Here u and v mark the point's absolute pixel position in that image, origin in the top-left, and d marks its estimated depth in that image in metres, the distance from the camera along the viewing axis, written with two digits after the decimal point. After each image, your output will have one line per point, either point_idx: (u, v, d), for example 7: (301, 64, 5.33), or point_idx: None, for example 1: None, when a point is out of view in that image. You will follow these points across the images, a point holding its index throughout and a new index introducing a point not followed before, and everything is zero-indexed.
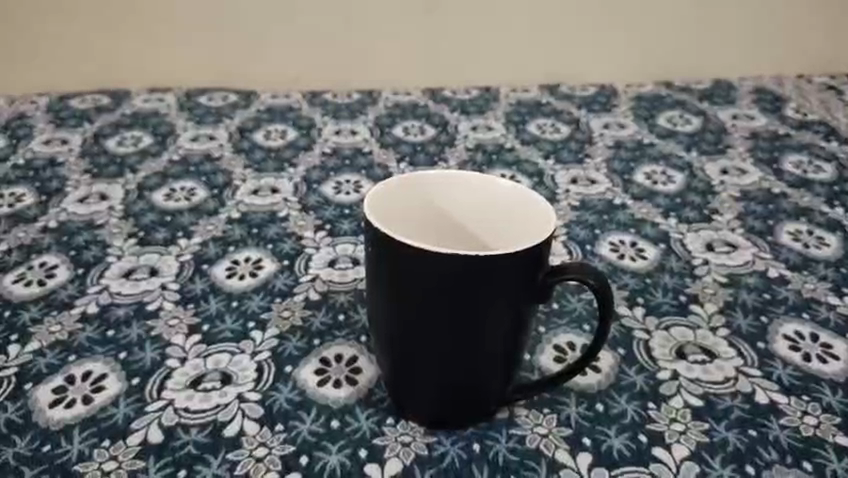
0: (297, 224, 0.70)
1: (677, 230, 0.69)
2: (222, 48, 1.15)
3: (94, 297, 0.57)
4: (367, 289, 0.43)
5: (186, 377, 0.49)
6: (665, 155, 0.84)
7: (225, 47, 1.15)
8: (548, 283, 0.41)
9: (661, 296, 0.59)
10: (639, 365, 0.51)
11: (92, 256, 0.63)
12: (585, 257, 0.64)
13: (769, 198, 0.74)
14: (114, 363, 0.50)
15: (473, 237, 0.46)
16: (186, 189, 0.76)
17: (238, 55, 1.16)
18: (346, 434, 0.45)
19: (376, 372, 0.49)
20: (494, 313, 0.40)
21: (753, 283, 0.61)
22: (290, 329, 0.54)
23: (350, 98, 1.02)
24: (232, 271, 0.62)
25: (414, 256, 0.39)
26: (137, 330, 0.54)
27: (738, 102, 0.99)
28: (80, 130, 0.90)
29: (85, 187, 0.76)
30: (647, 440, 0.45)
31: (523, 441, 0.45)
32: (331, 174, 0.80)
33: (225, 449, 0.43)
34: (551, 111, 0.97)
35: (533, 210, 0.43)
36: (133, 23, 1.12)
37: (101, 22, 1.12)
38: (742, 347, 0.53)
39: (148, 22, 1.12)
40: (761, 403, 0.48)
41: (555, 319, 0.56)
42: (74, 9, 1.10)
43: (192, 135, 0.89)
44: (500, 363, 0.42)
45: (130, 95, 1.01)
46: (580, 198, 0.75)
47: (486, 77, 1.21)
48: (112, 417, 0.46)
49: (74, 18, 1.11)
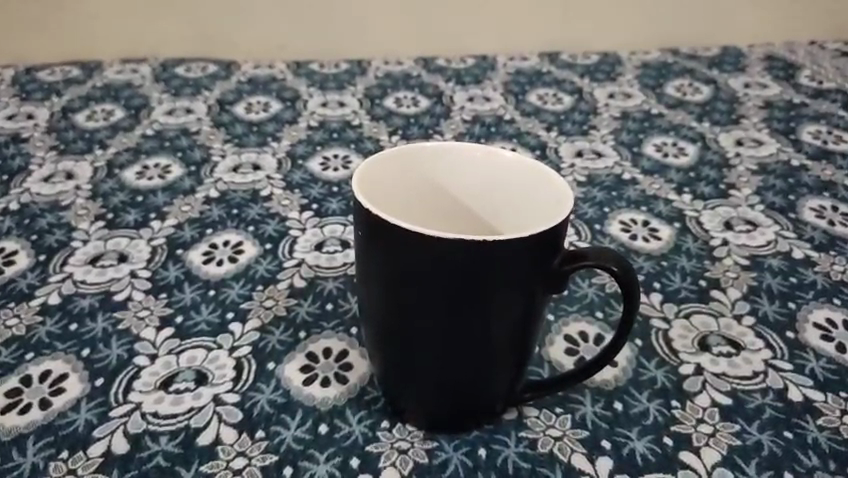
0: (282, 204, 0.64)
1: (692, 207, 0.64)
2: (213, 35, 1.10)
3: (56, 287, 0.52)
4: (358, 276, 0.38)
5: (157, 377, 0.44)
6: (675, 126, 0.79)
7: (215, 33, 1.09)
8: (563, 271, 0.35)
9: (679, 281, 0.54)
10: (658, 358, 0.46)
11: (55, 241, 0.57)
12: (594, 238, 0.59)
13: (789, 172, 0.69)
14: (76, 361, 0.45)
15: (479, 219, 0.41)
16: (160, 166, 0.70)
17: (228, 37, 1.10)
18: (336, 440, 0.40)
19: (369, 369, 0.44)
20: (502, 304, 0.35)
21: (778, 266, 0.56)
22: (273, 321, 0.49)
23: (338, 68, 0.96)
24: (209, 257, 0.56)
25: (411, 238, 0.33)
26: (103, 324, 0.48)
27: (749, 70, 0.94)
28: (48, 104, 0.83)
29: (51, 165, 0.70)
30: (672, 443, 0.40)
31: (534, 446, 0.40)
32: (318, 148, 0.74)
33: (198, 460, 0.38)
34: (552, 80, 0.91)
35: (547, 187, 0.38)
36: (121, 13, 1.07)
37: (93, 16, 1.07)
38: (770, 338, 0.48)
39: (140, 11, 1.07)
40: (795, 401, 0.43)
41: (564, 306, 0.51)
42: (66, 6, 1.06)
43: (168, 108, 0.83)
44: (508, 360, 0.37)
45: (102, 67, 0.95)
46: (586, 173, 0.69)
47: (484, 46, 1.15)
48: (72, 424, 0.41)
49: (66, 14, 1.06)
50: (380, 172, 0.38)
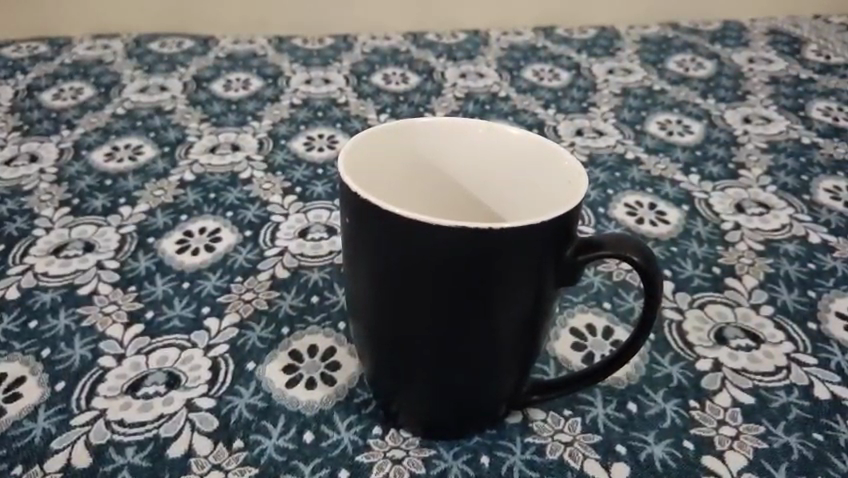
0: (262, 187, 0.60)
1: (701, 188, 0.60)
2: (192, 8, 1.05)
3: (15, 280, 0.47)
4: (346, 269, 0.34)
5: (124, 380, 0.40)
6: (679, 103, 0.75)
7: (194, 7, 1.05)
8: (575, 263, 0.31)
9: (690, 269, 0.50)
10: (672, 353, 0.42)
11: (15, 229, 0.53)
12: (598, 222, 0.55)
13: (800, 150, 0.66)
14: (34, 363, 0.41)
15: (479, 205, 0.37)
16: (131, 147, 0.65)
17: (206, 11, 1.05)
18: (324, 449, 0.36)
19: (359, 369, 0.40)
20: (508, 300, 0.31)
21: (794, 251, 0.52)
22: (253, 316, 0.45)
23: (322, 44, 0.91)
24: (183, 246, 0.52)
25: (405, 228, 0.29)
26: (66, 321, 0.44)
27: (752, 44, 0.90)
28: (11, 81, 0.78)
29: (13, 147, 0.64)
30: (693, 447, 0.36)
31: (542, 452, 0.36)
32: (302, 128, 0.70)
33: (168, 475, 0.34)
34: (548, 56, 0.87)
35: (558, 169, 0.34)
36: None
37: None
38: (791, 330, 0.45)
39: None
40: (823, 400, 0.40)
41: (569, 297, 0.47)
42: None
43: (140, 86, 0.78)
44: (513, 362, 0.33)
45: (71, 43, 0.89)
46: (587, 153, 0.65)
47: (477, 17, 1.09)
48: (28, 434, 0.36)
49: None
50: (370, 154, 0.34)
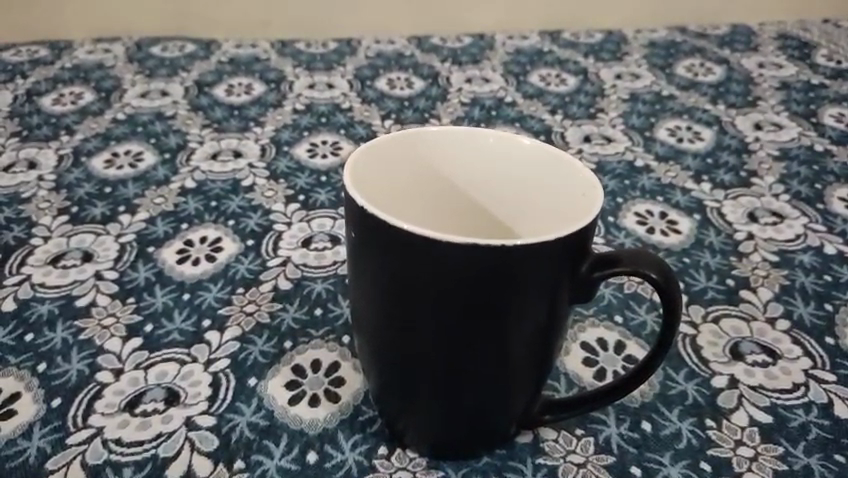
0: (265, 195, 0.58)
1: (712, 196, 0.59)
2: (195, 11, 1.04)
3: (11, 291, 0.46)
4: (351, 282, 0.32)
5: (122, 397, 0.39)
6: (688, 109, 0.74)
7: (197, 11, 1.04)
8: (590, 279, 0.30)
9: (704, 280, 0.49)
10: (687, 368, 0.41)
11: (12, 238, 0.51)
12: (609, 232, 0.54)
13: (813, 157, 0.64)
14: (30, 378, 0.40)
15: (488, 217, 0.36)
16: (131, 153, 0.64)
17: (209, 13, 1.04)
18: (328, 471, 0.35)
19: (364, 384, 0.39)
20: (521, 313, 0.30)
21: (809, 262, 0.51)
22: (255, 329, 0.43)
23: (326, 47, 0.90)
24: (183, 255, 0.50)
25: (412, 242, 0.28)
26: (63, 334, 0.43)
27: (762, 49, 0.88)
28: (11, 86, 0.77)
29: (12, 153, 0.63)
30: (710, 468, 0.35)
31: (554, 474, 0.35)
32: (305, 134, 0.69)
33: None
34: (555, 60, 0.85)
35: (572, 179, 0.33)
36: None
37: None
38: (808, 345, 0.43)
39: None
40: (843, 419, 0.38)
41: (580, 309, 0.46)
42: None
43: (141, 91, 0.77)
44: (525, 379, 0.32)
45: (72, 46, 0.88)
46: (596, 160, 0.64)
47: (482, 20, 1.08)
48: (22, 454, 0.35)
49: None
50: (376, 163, 0.33)
